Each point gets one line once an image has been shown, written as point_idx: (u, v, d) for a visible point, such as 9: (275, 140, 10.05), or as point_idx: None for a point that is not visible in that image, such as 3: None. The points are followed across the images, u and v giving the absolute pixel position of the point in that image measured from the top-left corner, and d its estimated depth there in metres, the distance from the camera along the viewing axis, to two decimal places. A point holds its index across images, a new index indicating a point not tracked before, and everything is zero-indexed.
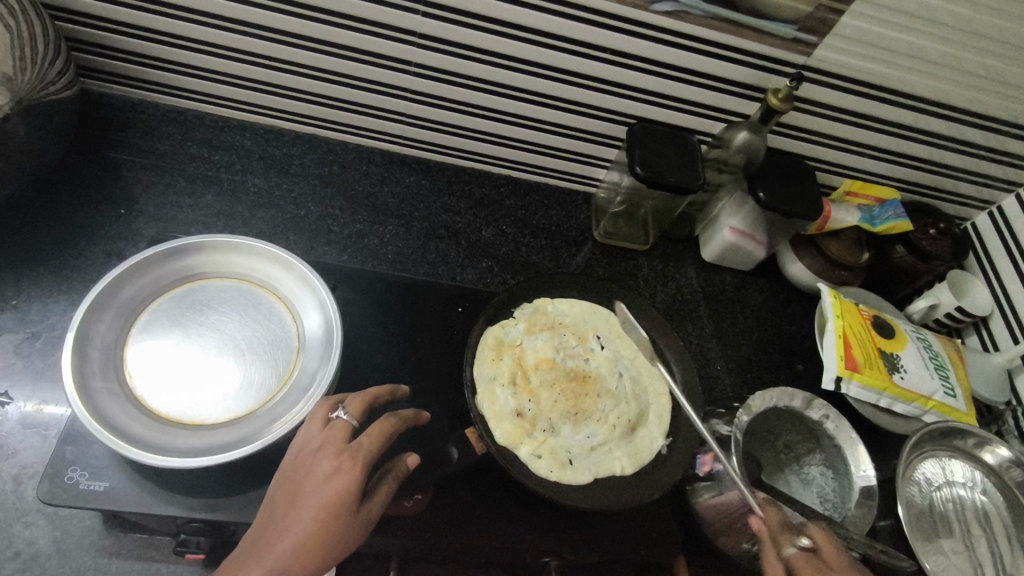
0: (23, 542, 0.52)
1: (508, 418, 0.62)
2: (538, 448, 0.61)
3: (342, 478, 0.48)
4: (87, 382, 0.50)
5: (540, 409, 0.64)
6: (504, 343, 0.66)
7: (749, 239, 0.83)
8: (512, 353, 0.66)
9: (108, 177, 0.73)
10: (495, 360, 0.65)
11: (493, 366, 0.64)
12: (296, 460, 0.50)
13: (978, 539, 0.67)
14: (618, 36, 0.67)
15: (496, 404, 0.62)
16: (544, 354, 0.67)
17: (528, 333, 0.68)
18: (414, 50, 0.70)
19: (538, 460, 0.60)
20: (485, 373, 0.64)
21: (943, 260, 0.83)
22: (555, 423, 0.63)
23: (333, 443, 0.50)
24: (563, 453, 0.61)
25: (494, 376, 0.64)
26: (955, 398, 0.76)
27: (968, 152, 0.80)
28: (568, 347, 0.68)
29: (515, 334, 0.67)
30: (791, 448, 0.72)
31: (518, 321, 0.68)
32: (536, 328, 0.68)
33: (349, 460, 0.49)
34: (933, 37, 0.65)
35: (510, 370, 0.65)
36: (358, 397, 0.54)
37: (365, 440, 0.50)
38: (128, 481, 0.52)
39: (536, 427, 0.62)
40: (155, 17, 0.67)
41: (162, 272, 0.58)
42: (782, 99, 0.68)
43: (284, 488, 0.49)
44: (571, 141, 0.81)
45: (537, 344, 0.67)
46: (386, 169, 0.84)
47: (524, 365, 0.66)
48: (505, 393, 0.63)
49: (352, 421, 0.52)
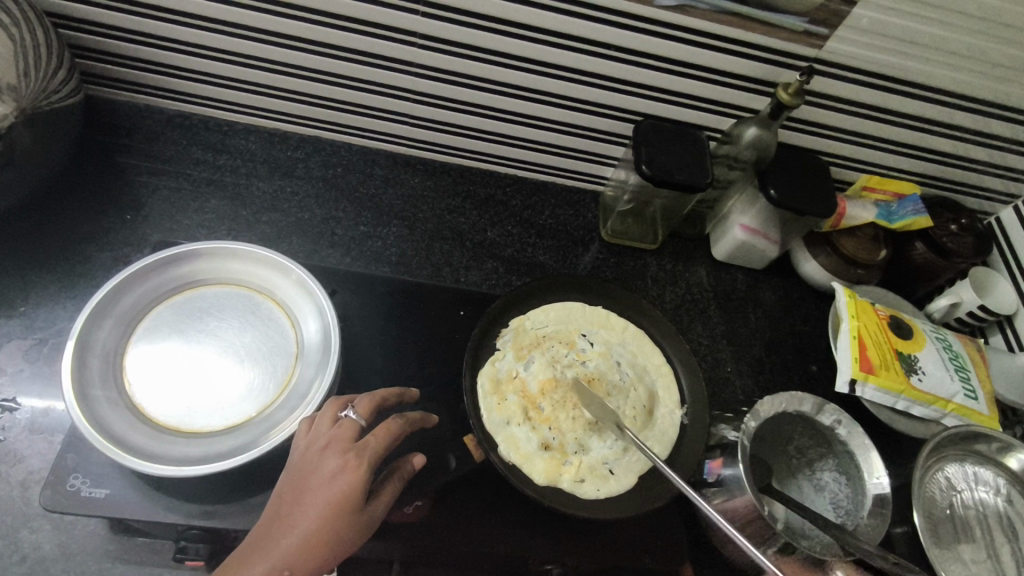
0: (29, 546, 0.53)
1: (538, 455, 0.60)
2: (578, 472, 0.60)
3: (349, 477, 0.48)
4: (86, 391, 0.51)
5: (563, 433, 0.62)
6: (501, 380, 0.64)
7: (762, 237, 0.81)
8: (514, 388, 0.64)
9: (115, 183, 0.73)
10: (500, 402, 0.63)
11: (500, 410, 0.62)
12: (302, 458, 0.50)
13: (1002, 547, 0.64)
14: (621, 32, 0.65)
15: (520, 446, 0.60)
16: (545, 376, 0.64)
17: (519, 360, 0.65)
18: (415, 51, 0.69)
19: (583, 485, 0.60)
20: (497, 420, 0.61)
21: (965, 258, 0.79)
22: (583, 440, 0.62)
23: (340, 441, 0.50)
24: (601, 466, 0.61)
25: (507, 419, 0.62)
26: (976, 401, 0.73)
27: (991, 144, 0.77)
28: (561, 358, 0.66)
29: (508, 367, 0.65)
30: (802, 453, 0.69)
31: (505, 351, 0.65)
32: (525, 352, 0.66)
33: (355, 459, 0.49)
34: (952, 26, 0.62)
35: (519, 408, 0.63)
36: (365, 399, 0.54)
37: (371, 440, 0.50)
38: (128, 488, 0.53)
39: (569, 452, 0.61)
40: (157, 23, 0.67)
41: (162, 279, 0.59)
42: (793, 94, 0.66)
43: (289, 484, 0.49)
44: (576, 139, 0.80)
45: (533, 369, 0.65)
46: (390, 170, 0.83)
47: (529, 396, 0.63)
48: (525, 431, 0.62)
49: (361, 421, 0.52)
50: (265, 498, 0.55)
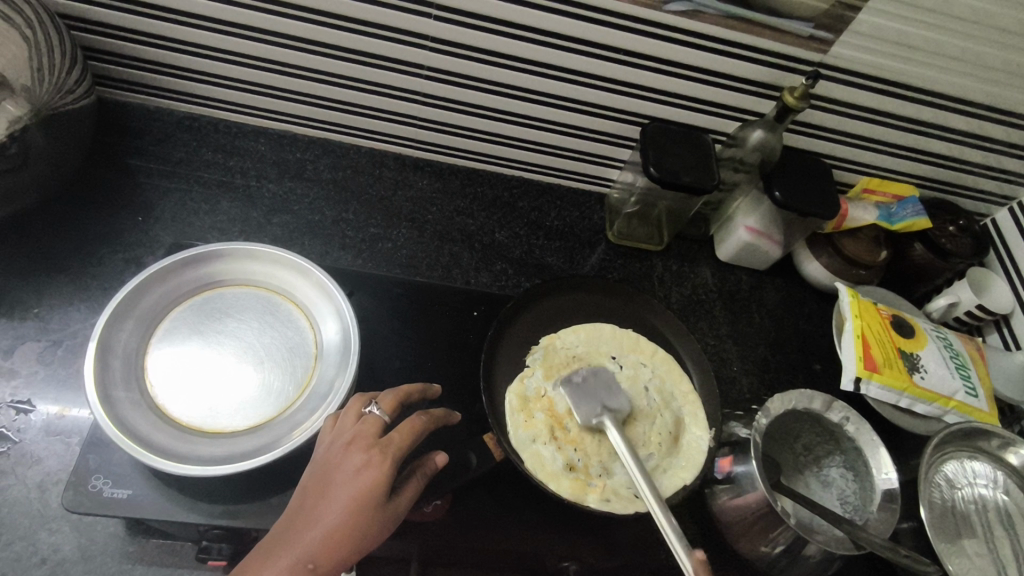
0: (48, 548, 0.52)
1: (563, 475, 0.60)
2: (605, 492, 0.59)
3: (373, 473, 0.49)
4: (110, 392, 0.51)
5: (589, 455, 0.61)
6: (529, 397, 0.64)
7: (766, 238, 0.82)
8: (542, 405, 0.64)
9: (126, 185, 0.73)
10: (528, 419, 0.63)
11: (528, 427, 0.62)
12: (327, 453, 0.51)
13: (1002, 541, 0.66)
14: (631, 36, 0.67)
15: (546, 464, 0.60)
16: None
17: (548, 379, 0.65)
18: (427, 54, 0.70)
19: (609, 504, 0.59)
20: (524, 437, 0.61)
21: (962, 258, 0.82)
22: (608, 464, 0.61)
23: (365, 437, 0.50)
24: (627, 490, 0.60)
25: (534, 437, 0.62)
26: (977, 398, 0.75)
27: (987, 147, 0.79)
28: None
29: (537, 385, 0.65)
30: (810, 450, 0.70)
31: (534, 369, 0.66)
32: (555, 370, 0.66)
33: (378, 455, 0.50)
34: (952, 32, 0.64)
35: (546, 425, 0.63)
36: (389, 394, 0.55)
37: (395, 436, 0.51)
38: (149, 488, 0.53)
39: (593, 474, 0.61)
40: (170, 26, 0.67)
41: (180, 280, 0.59)
42: (798, 97, 0.67)
43: (314, 478, 0.50)
44: (584, 142, 0.81)
45: (562, 388, 0.65)
46: (399, 172, 0.84)
47: (557, 414, 0.63)
48: (551, 450, 0.61)
49: (385, 417, 0.53)
50: (284, 498, 0.55)
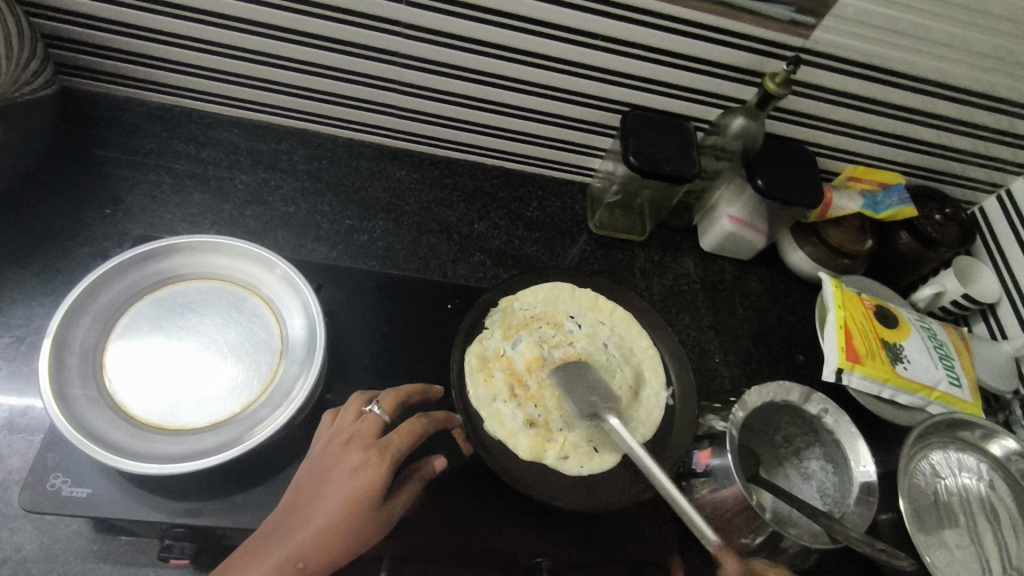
0: (10, 547, 0.52)
1: (524, 432, 0.61)
2: (563, 449, 0.60)
3: (370, 472, 0.49)
4: (65, 390, 0.50)
5: (550, 411, 0.63)
6: (489, 357, 0.64)
7: (748, 227, 0.81)
8: (501, 365, 0.64)
9: (94, 177, 0.72)
10: (488, 378, 0.63)
11: (487, 386, 0.63)
12: (326, 452, 0.51)
13: (984, 532, 0.65)
14: (608, 21, 0.65)
15: (507, 422, 0.61)
16: (531, 355, 0.65)
17: (507, 339, 0.66)
18: (401, 41, 0.68)
19: (567, 461, 0.60)
20: (484, 397, 0.62)
21: (948, 247, 0.81)
22: (568, 418, 0.62)
23: (364, 436, 0.51)
24: (586, 443, 0.61)
25: (494, 396, 0.62)
26: (960, 389, 0.74)
27: (975, 134, 0.77)
28: (549, 338, 0.67)
29: (496, 345, 0.65)
30: (789, 442, 0.69)
31: (493, 330, 0.66)
32: (513, 331, 0.66)
33: (376, 455, 0.49)
34: (936, 15, 0.63)
35: (505, 384, 0.63)
36: (390, 394, 0.56)
37: (394, 436, 0.51)
38: (110, 486, 0.52)
39: (554, 429, 0.62)
40: (136, 13, 0.65)
41: (141, 274, 0.58)
42: (779, 84, 0.66)
43: (310, 477, 0.50)
44: (564, 130, 0.80)
45: (520, 347, 0.66)
46: (376, 162, 0.82)
47: (516, 373, 0.64)
48: (511, 407, 0.62)
49: (385, 416, 0.53)
50: (251, 495, 0.54)
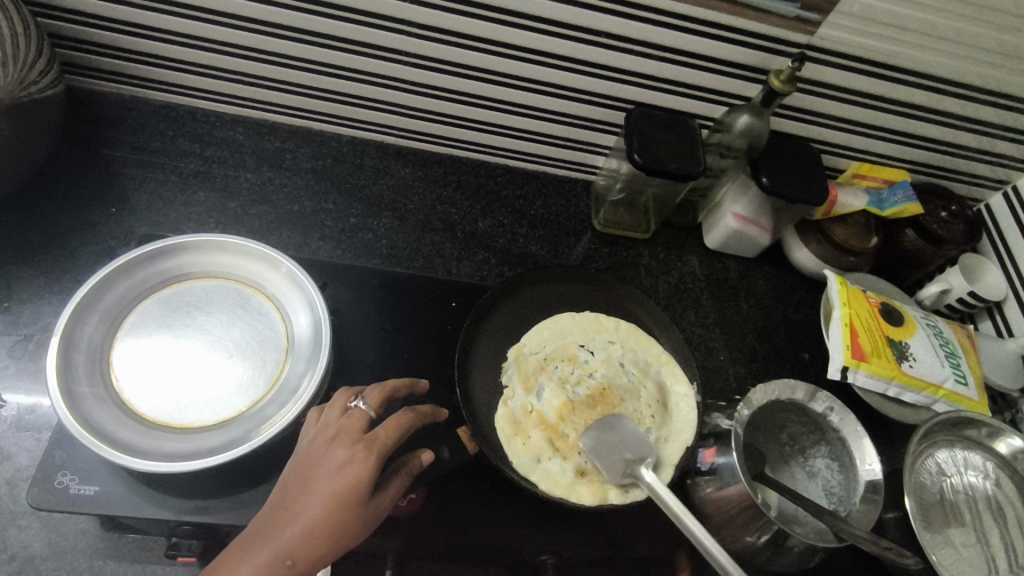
0: (18, 545, 0.52)
1: (578, 484, 0.58)
2: (621, 483, 0.58)
3: (355, 469, 0.48)
4: (72, 388, 0.50)
5: None
6: (518, 419, 0.61)
7: (753, 225, 0.81)
8: (533, 422, 0.61)
9: (100, 175, 0.72)
10: (525, 441, 0.60)
11: (527, 449, 0.60)
12: (312, 447, 0.51)
13: (991, 530, 0.65)
14: (612, 18, 0.65)
15: (559, 479, 0.58)
16: (558, 401, 0.62)
17: (529, 393, 0.63)
18: (405, 39, 0.68)
19: (631, 494, 0.57)
20: (528, 462, 0.59)
21: (954, 244, 0.80)
22: None
23: (349, 432, 0.50)
24: None
25: (537, 458, 0.59)
26: (966, 386, 0.74)
27: (981, 131, 0.77)
28: (569, 377, 0.64)
29: (522, 403, 0.62)
30: (795, 440, 0.69)
31: (513, 388, 0.63)
32: (532, 381, 0.64)
33: (363, 451, 0.49)
34: (942, 11, 0.62)
35: (545, 441, 0.60)
36: (375, 389, 0.55)
37: (379, 432, 0.51)
38: (117, 484, 0.52)
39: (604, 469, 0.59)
40: (141, 12, 0.65)
41: (147, 273, 0.58)
42: (784, 81, 0.65)
43: (297, 473, 0.50)
44: (568, 128, 0.80)
45: (545, 396, 0.63)
46: (381, 160, 0.82)
47: (550, 425, 0.61)
48: (558, 462, 0.59)
49: (370, 411, 0.53)
50: (257, 492, 0.54)
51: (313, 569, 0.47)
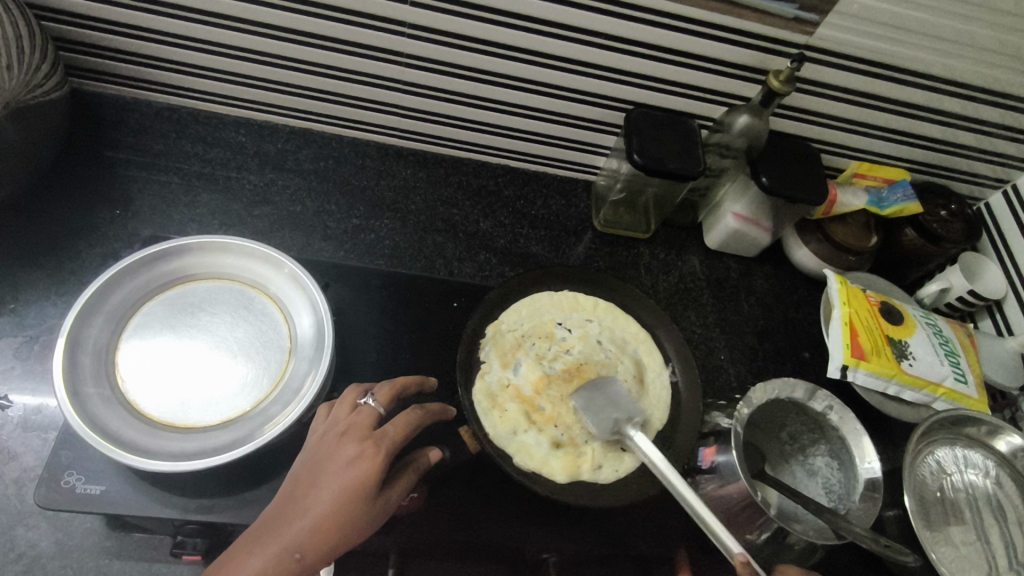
0: (25, 544, 0.53)
1: (553, 457, 0.60)
2: (594, 459, 0.61)
3: (365, 464, 0.49)
4: (79, 388, 0.50)
5: (571, 426, 0.62)
6: (495, 392, 0.63)
7: (754, 224, 0.81)
8: (510, 395, 0.63)
9: (105, 177, 0.73)
10: (502, 414, 0.62)
11: (504, 422, 0.61)
12: (321, 443, 0.51)
13: (991, 528, 0.65)
14: (612, 20, 0.65)
15: (535, 452, 0.60)
16: (535, 376, 0.64)
17: (507, 368, 0.65)
18: (406, 41, 0.68)
19: (602, 471, 0.61)
20: (504, 434, 0.61)
21: (955, 244, 0.80)
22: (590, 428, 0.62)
23: (359, 429, 0.51)
24: (614, 445, 0.62)
25: (513, 430, 0.61)
26: (966, 385, 0.74)
27: (980, 130, 0.77)
28: (546, 353, 0.66)
29: (499, 378, 0.64)
30: (795, 438, 0.69)
31: (491, 363, 0.65)
32: (509, 358, 0.65)
33: (371, 447, 0.50)
34: (941, 12, 0.62)
35: (521, 413, 0.62)
36: (384, 387, 0.56)
37: (389, 429, 0.51)
38: (123, 483, 0.53)
39: (580, 443, 0.62)
40: (144, 15, 0.66)
41: (151, 275, 0.58)
42: (783, 81, 0.66)
43: (306, 468, 0.50)
44: (568, 129, 0.80)
45: (522, 372, 0.65)
46: (382, 162, 0.83)
47: (527, 399, 0.63)
48: (534, 435, 0.61)
49: (379, 408, 0.54)
50: (261, 492, 0.55)
51: (320, 563, 0.47)
